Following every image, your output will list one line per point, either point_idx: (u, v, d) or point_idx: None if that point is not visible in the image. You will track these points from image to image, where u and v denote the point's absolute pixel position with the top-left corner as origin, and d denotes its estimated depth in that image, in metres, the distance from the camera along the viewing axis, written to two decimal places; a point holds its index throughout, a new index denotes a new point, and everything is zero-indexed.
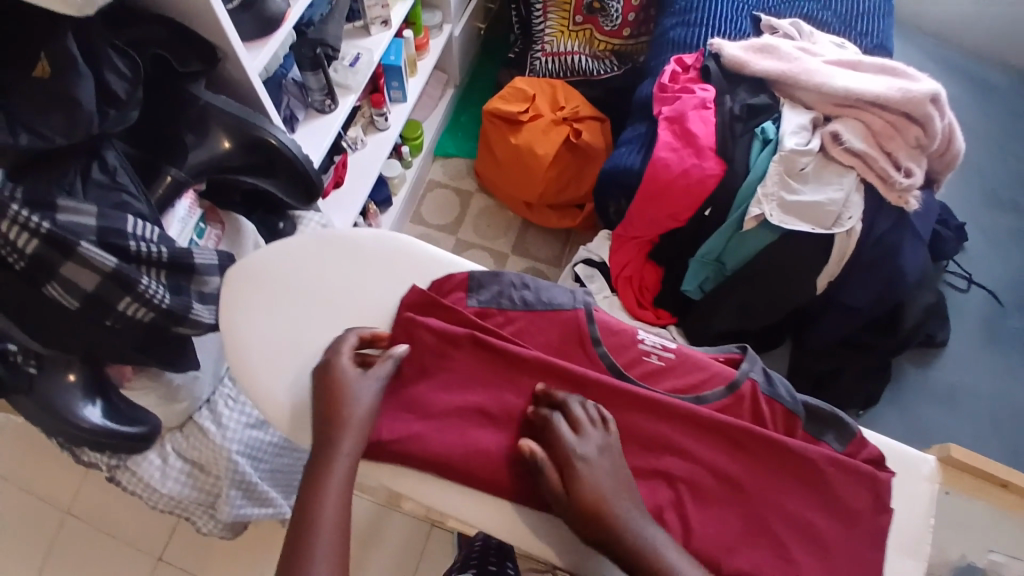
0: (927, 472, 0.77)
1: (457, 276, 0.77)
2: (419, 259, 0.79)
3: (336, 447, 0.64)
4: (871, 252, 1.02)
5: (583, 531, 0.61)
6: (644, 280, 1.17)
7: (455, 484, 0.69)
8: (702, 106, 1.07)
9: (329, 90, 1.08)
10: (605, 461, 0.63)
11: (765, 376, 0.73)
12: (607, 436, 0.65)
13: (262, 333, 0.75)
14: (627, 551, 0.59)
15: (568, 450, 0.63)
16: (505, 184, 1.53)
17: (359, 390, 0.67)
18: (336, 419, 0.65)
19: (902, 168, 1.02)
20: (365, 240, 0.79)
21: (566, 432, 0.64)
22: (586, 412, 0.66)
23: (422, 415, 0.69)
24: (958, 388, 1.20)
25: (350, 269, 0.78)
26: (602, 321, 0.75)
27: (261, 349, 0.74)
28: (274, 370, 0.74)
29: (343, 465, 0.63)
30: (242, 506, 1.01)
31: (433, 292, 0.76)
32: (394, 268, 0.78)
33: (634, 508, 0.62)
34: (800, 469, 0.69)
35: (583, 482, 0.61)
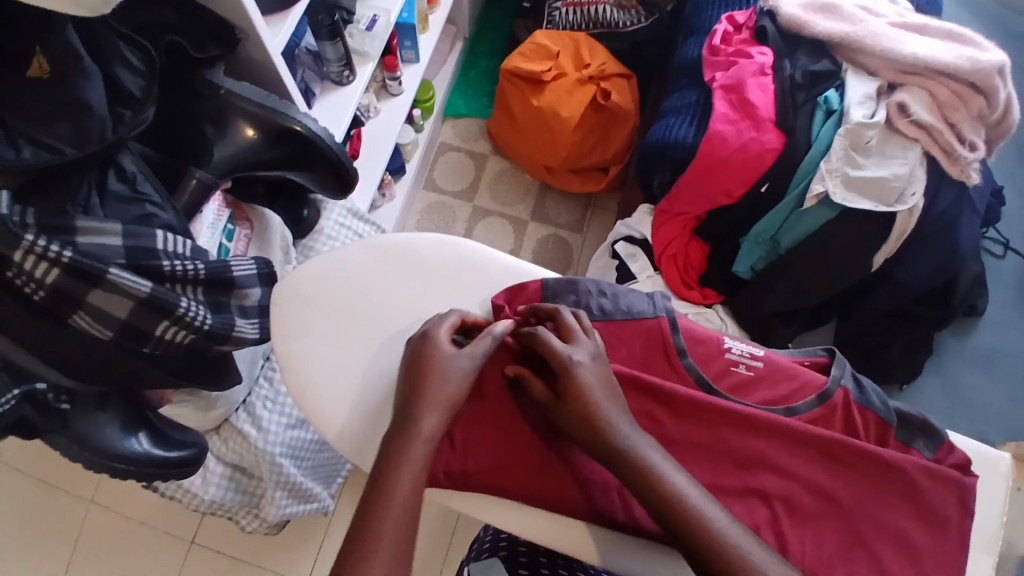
0: (1004, 471, 0.73)
1: (530, 285, 0.71)
2: (488, 269, 0.74)
3: (413, 433, 0.58)
4: (935, 225, 0.97)
5: (580, 438, 0.59)
6: (688, 257, 1.12)
7: (540, 510, 0.66)
8: (760, 73, 0.99)
9: (347, 61, 0.98)
10: (598, 367, 0.62)
11: (856, 382, 0.69)
12: (598, 345, 0.64)
13: (334, 368, 0.70)
14: (612, 455, 0.57)
15: (561, 351, 0.61)
16: (522, 147, 1.44)
17: (456, 369, 0.62)
18: (433, 402, 0.60)
19: (965, 141, 0.96)
20: (425, 246, 0.74)
21: (557, 342, 0.62)
22: (576, 321, 0.65)
23: (501, 437, 0.65)
24: (996, 356, 1.19)
25: (416, 286, 0.73)
26: (685, 330, 0.71)
27: (337, 387, 0.69)
28: (352, 406, 0.68)
29: (421, 448, 0.58)
30: (287, 505, 0.95)
31: (501, 300, 0.71)
32: (455, 276, 0.74)
33: (618, 412, 0.59)
34: (892, 480, 0.65)
35: (576, 387, 0.59)
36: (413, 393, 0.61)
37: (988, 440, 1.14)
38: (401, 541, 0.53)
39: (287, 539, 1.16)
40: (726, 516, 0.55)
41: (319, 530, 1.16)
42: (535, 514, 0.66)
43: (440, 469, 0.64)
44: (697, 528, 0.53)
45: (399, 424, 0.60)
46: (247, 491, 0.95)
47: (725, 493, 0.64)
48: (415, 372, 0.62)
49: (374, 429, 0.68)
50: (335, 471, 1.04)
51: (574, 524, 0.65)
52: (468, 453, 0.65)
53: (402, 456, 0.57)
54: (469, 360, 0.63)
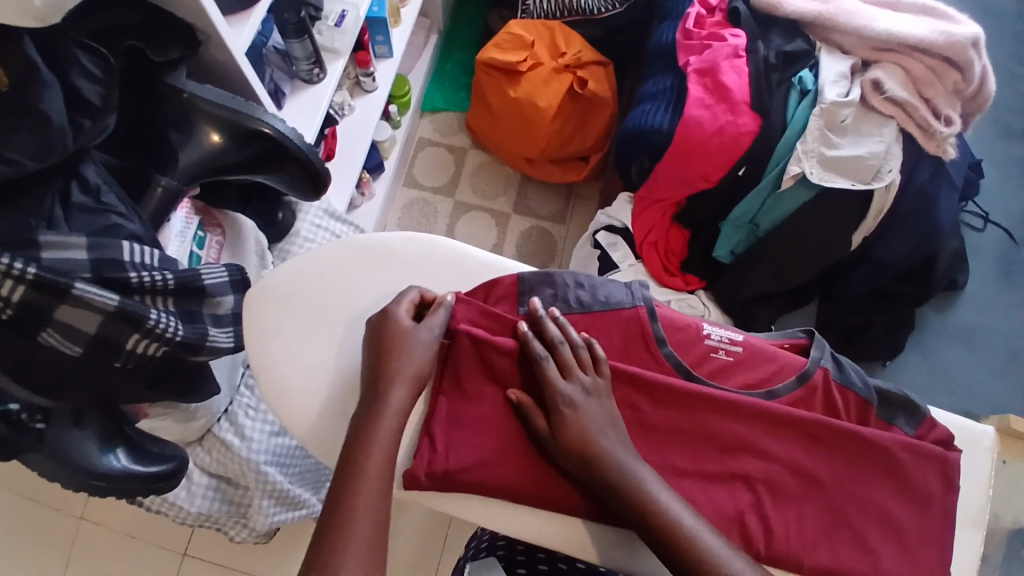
0: (987, 444, 0.73)
1: (505, 280, 0.69)
2: (463, 263, 0.72)
3: (378, 410, 0.59)
4: (913, 201, 0.97)
5: (575, 470, 0.60)
6: (669, 244, 1.11)
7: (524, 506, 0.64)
8: (735, 55, 0.98)
9: (316, 59, 0.96)
10: (594, 405, 0.61)
11: (836, 362, 0.68)
12: (598, 379, 0.63)
13: (308, 368, 0.67)
14: (614, 486, 0.58)
15: (555, 377, 0.62)
16: (500, 139, 1.43)
17: (420, 343, 0.63)
18: (400, 373, 0.61)
19: (941, 116, 0.96)
20: (398, 244, 0.72)
21: (556, 376, 0.62)
22: (575, 353, 0.63)
23: (482, 431, 0.63)
24: (979, 328, 1.19)
25: (390, 281, 0.70)
26: (664, 318, 0.69)
27: (311, 387, 0.66)
28: (323, 404, 0.66)
29: (392, 420, 0.59)
30: (275, 513, 0.94)
31: (476, 297, 0.69)
32: (431, 273, 0.71)
33: (619, 443, 0.60)
34: (874, 460, 0.65)
35: (567, 424, 0.60)
36: (379, 366, 0.61)
37: (973, 414, 1.14)
38: (373, 552, 0.53)
39: (279, 546, 1.15)
40: (723, 542, 0.56)
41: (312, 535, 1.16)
42: (522, 512, 0.65)
43: (421, 469, 0.61)
44: (693, 555, 0.54)
45: (368, 399, 0.60)
46: (233, 501, 0.94)
47: (708, 477, 0.64)
48: (377, 343, 0.63)
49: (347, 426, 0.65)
50: (325, 477, 1.03)
51: (565, 519, 0.64)
52: (450, 450, 0.62)
53: (375, 424, 0.58)
54: (428, 333, 0.64)
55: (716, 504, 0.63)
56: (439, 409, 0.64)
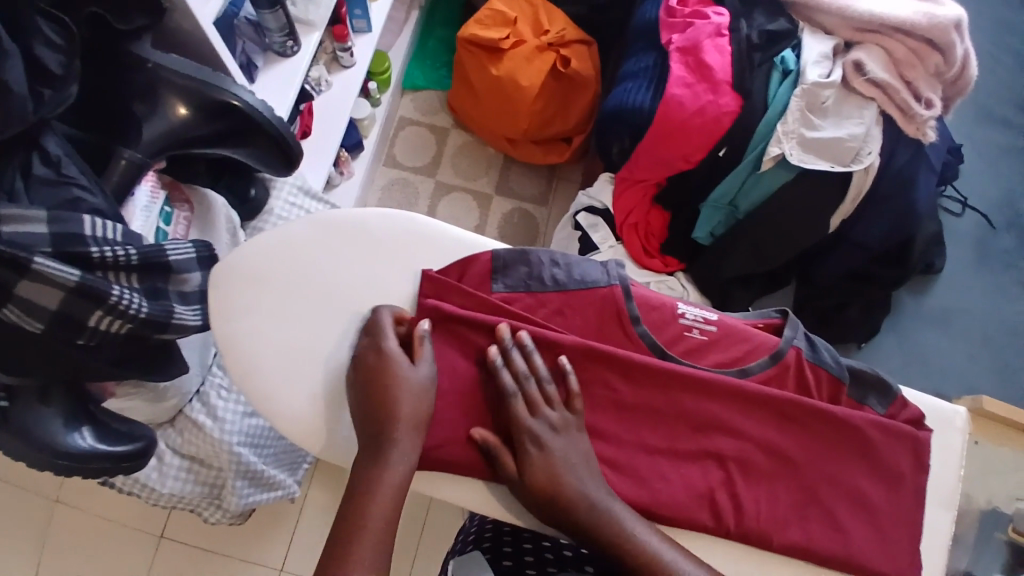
0: (960, 425, 0.72)
1: (481, 257, 0.67)
2: (440, 242, 0.68)
3: (385, 456, 0.57)
4: (892, 183, 0.98)
5: (546, 513, 0.58)
6: (649, 225, 1.10)
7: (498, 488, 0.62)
8: (717, 34, 0.96)
9: (290, 30, 0.95)
10: (562, 444, 0.59)
11: (808, 342, 0.68)
12: (566, 415, 0.61)
13: (280, 351, 0.64)
14: (586, 529, 0.57)
15: (523, 412, 0.60)
16: (483, 120, 1.41)
17: (413, 382, 0.60)
18: (404, 422, 0.58)
19: (921, 99, 0.96)
20: (373, 221, 0.68)
21: (523, 415, 0.60)
22: (542, 390, 0.61)
23: (452, 409, 0.62)
24: (954, 312, 1.22)
25: (366, 263, 0.66)
26: (640, 297, 0.67)
27: (286, 369, 0.64)
28: (290, 388, 0.63)
29: (394, 476, 0.56)
30: (249, 494, 0.94)
31: (450, 275, 0.66)
32: (406, 253, 0.67)
33: (591, 482, 0.59)
34: (845, 437, 0.66)
35: (533, 465, 0.58)
36: (371, 436, 0.58)
37: (945, 395, 1.17)
38: None
39: (259, 530, 1.15)
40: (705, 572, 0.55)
41: (292, 520, 1.15)
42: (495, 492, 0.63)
43: None
44: None
45: (370, 451, 0.58)
46: (207, 482, 0.93)
47: (680, 456, 0.64)
48: (374, 388, 0.59)
49: (313, 410, 0.63)
50: (299, 457, 1.02)
51: None
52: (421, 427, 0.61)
53: (372, 492, 0.55)
54: (422, 369, 0.61)
55: (688, 482, 0.63)
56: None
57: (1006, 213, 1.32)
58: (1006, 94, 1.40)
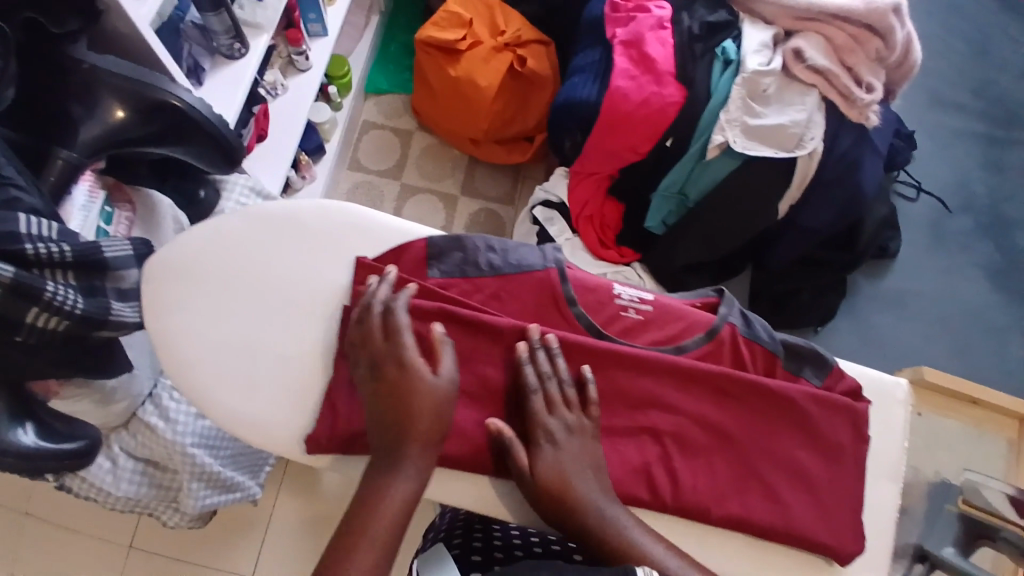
0: (901, 397, 0.72)
1: (415, 244, 0.67)
2: (374, 231, 0.68)
3: (395, 466, 0.56)
4: (835, 168, 0.99)
5: (552, 517, 0.58)
6: (604, 218, 1.12)
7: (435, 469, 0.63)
8: (659, 26, 0.99)
9: (236, 32, 0.96)
10: (574, 445, 0.60)
11: (743, 318, 0.69)
12: (581, 418, 0.61)
13: (216, 342, 0.64)
14: (590, 535, 0.57)
15: (541, 411, 0.60)
16: (445, 121, 1.42)
17: (434, 390, 0.58)
18: (416, 433, 0.57)
19: (862, 83, 0.98)
20: (307, 212, 0.68)
21: (541, 412, 0.60)
22: (561, 391, 0.62)
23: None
24: (908, 294, 1.25)
25: (301, 254, 0.66)
26: (576, 279, 0.68)
27: (222, 361, 0.64)
28: (226, 380, 0.64)
29: (403, 490, 0.55)
30: (206, 497, 0.93)
31: (385, 263, 0.66)
32: (340, 242, 0.67)
33: (598, 489, 0.59)
34: (781, 410, 0.66)
35: (545, 467, 0.58)
36: (391, 444, 0.57)
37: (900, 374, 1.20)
38: None
39: (230, 539, 1.14)
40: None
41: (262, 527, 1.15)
42: (448, 480, 0.64)
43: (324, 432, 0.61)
44: None
45: (382, 459, 0.57)
46: (161, 484, 0.94)
47: (617, 433, 0.64)
48: (392, 397, 0.58)
49: (247, 401, 0.63)
50: (260, 460, 1.01)
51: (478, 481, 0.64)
52: (354, 412, 0.61)
53: (376, 504, 0.55)
54: (445, 375, 0.59)
55: (624, 459, 0.64)
56: (343, 374, 0.63)
57: (959, 196, 1.34)
58: (957, 80, 1.43)
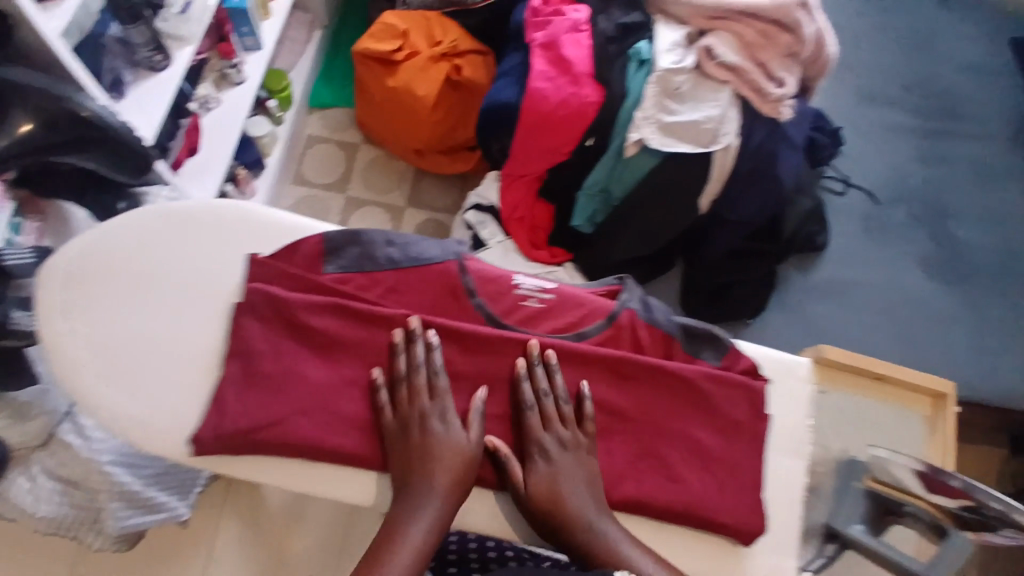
0: (803, 374, 0.75)
1: (308, 240, 0.67)
2: (268, 229, 0.69)
3: (414, 510, 0.59)
4: (751, 161, 1.02)
5: (550, 531, 0.62)
6: (535, 218, 1.13)
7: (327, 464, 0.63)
8: (575, 29, 1.02)
9: (157, 45, 0.98)
10: (568, 461, 0.63)
11: (643, 303, 0.71)
12: (578, 434, 0.65)
13: (108, 342, 0.64)
14: (587, 551, 0.60)
15: (537, 426, 0.64)
16: (388, 131, 1.44)
17: (452, 442, 0.61)
18: (439, 480, 0.60)
19: (774, 78, 1.01)
20: (202, 212, 0.68)
21: (535, 426, 0.64)
22: (558, 407, 0.65)
23: (275, 392, 0.61)
24: (837, 282, 1.30)
25: (195, 254, 0.67)
26: (476, 271, 0.69)
27: (113, 363, 0.64)
28: (117, 381, 0.63)
29: (417, 536, 0.58)
30: (128, 518, 0.90)
31: (279, 259, 0.67)
32: (235, 241, 0.68)
33: (592, 503, 0.62)
34: (677, 390, 0.69)
35: (535, 483, 0.62)
36: (400, 482, 0.61)
37: None
38: None
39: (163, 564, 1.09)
40: None
41: (200, 550, 1.12)
42: (357, 478, 0.63)
43: (208, 432, 0.60)
44: None
45: (401, 503, 0.60)
46: (82, 506, 0.90)
47: (514, 420, 0.65)
48: (410, 448, 0.61)
49: (137, 403, 0.63)
50: (189, 479, 0.98)
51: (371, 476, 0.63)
52: (240, 410, 0.61)
53: (394, 543, 0.57)
54: (472, 440, 0.62)
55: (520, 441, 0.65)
56: (231, 371, 0.62)
57: (890, 189, 1.39)
58: (884, 75, 1.48)
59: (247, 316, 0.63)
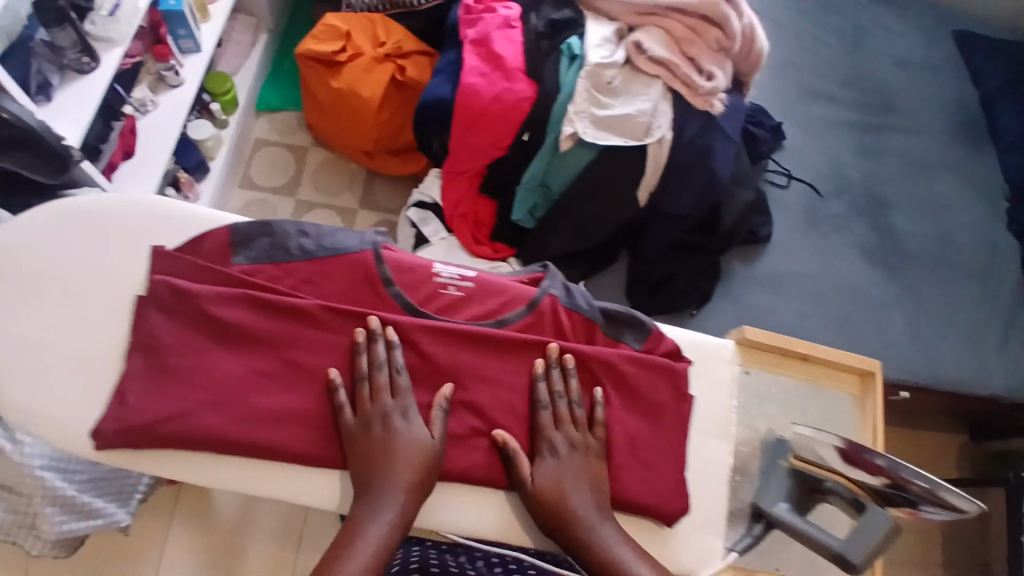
0: (728, 356, 0.77)
1: (216, 232, 0.67)
2: (177, 221, 0.68)
3: (376, 506, 0.59)
4: (688, 154, 1.03)
5: (548, 527, 0.63)
6: (478, 215, 1.14)
7: (236, 458, 0.62)
8: (507, 25, 1.04)
9: (84, 46, 0.97)
10: (573, 461, 0.65)
11: (565, 289, 0.73)
12: (582, 434, 0.66)
13: (9, 338, 0.63)
14: (582, 548, 0.61)
15: (548, 425, 0.66)
16: (335, 133, 1.43)
17: (413, 441, 0.61)
18: (401, 478, 0.60)
19: (704, 72, 1.03)
20: (110, 206, 0.67)
21: (547, 424, 0.66)
22: (570, 409, 0.67)
23: (182, 383, 0.61)
24: (783, 274, 1.30)
25: (101, 248, 0.66)
26: (393, 261, 0.69)
27: (13, 360, 0.62)
28: (17, 378, 0.62)
29: (377, 532, 0.58)
30: (63, 522, 0.92)
31: (186, 251, 0.66)
32: (142, 234, 0.67)
33: (592, 504, 0.63)
34: (599, 374, 0.69)
35: (540, 481, 0.63)
36: (362, 481, 0.60)
37: None
38: None
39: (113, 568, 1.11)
40: None
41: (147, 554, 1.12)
42: (275, 471, 0.62)
43: (108, 426, 0.59)
44: None
45: (363, 500, 0.60)
46: (20, 511, 0.92)
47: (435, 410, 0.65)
48: (365, 449, 0.61)
49: (36, 400, 0.61)
50: (127, 483, 0.99)
51: (283, 469, 0.62)
52: (142, 402, 0.60)
53: (354, 538, 0.57)
54: (436, 437, 0.63)
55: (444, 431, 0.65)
56: (133, 364, 0.61)
57: (831, 181, 1.41)
58: (826, 71, 1.51)
59: (152, 309, 0.62)
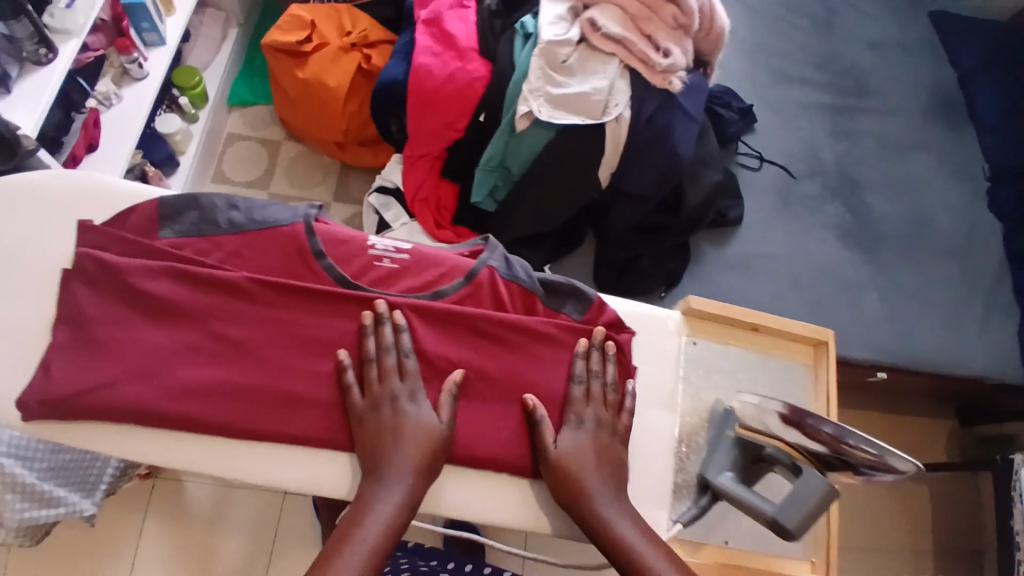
0: (674, 327, 0.77)
1: (144, 206, 0.69)
2: (108, 196, 0.69)
3: (383, 478, 0.61)
4: (645, 134, 1.02)
5: (561, 499, 0.65)
6: (440, 200, 1.13)
7: (162, 430, 0.63)
8: (459, 7, 1.07)
9: (40, 37, 0.97)
10: (589, 440, 0.67)
11: (504, 261, 0.73)
12: (605, 414, 0.69)
13: None
14: (591, 522, 0.63)
15: (578, 399, 0.69)
16: (306, 125, 1.43)
17: (424, 425, 0.64)
18: (416, 454, 0.62)
19: (661, 49, 1.02)
20: (40, 183, 0.69)
21: (578, 401, 0.69)
22: (602, 390, 0.70)
23: (108, 355, 0.63)
24: (753, 257, 1.27)
25: (31, 224, 0.67)
26: (325, 233, 0.71)
27: None
28: None
29: (386, 508, 0.60)
30: (24, 510, 0.93)
31: (114, 225, 0.68)
32: (72, 210, 0.68)
33: (604, 482, 0.65)
34: (537, 344, 0.70)
35: (562, 455, 0.65)
36: (371, 463, 0.62)
37: None
38: None
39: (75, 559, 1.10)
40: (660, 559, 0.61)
41: (112, 545, 1.11)
42: (205, 444, 0.64)
43: (32, 396, 0.61)
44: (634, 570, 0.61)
45: (371, 474, 0.62)
46: None
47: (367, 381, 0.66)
48: (376, 427, 0.63)
49: None
50: (90, 474, 0.99)
51: (210, 441, 0.64)
52: (66, 373, 0.61)
53: (362, 508, 0.60)
54: (445, 418, 0.65)
55: None
56: (59, 337, 0.63)
57: (804, 163, 1.39)
58: (799, 55, 1.50)
59: (78, 282, 0.64)
